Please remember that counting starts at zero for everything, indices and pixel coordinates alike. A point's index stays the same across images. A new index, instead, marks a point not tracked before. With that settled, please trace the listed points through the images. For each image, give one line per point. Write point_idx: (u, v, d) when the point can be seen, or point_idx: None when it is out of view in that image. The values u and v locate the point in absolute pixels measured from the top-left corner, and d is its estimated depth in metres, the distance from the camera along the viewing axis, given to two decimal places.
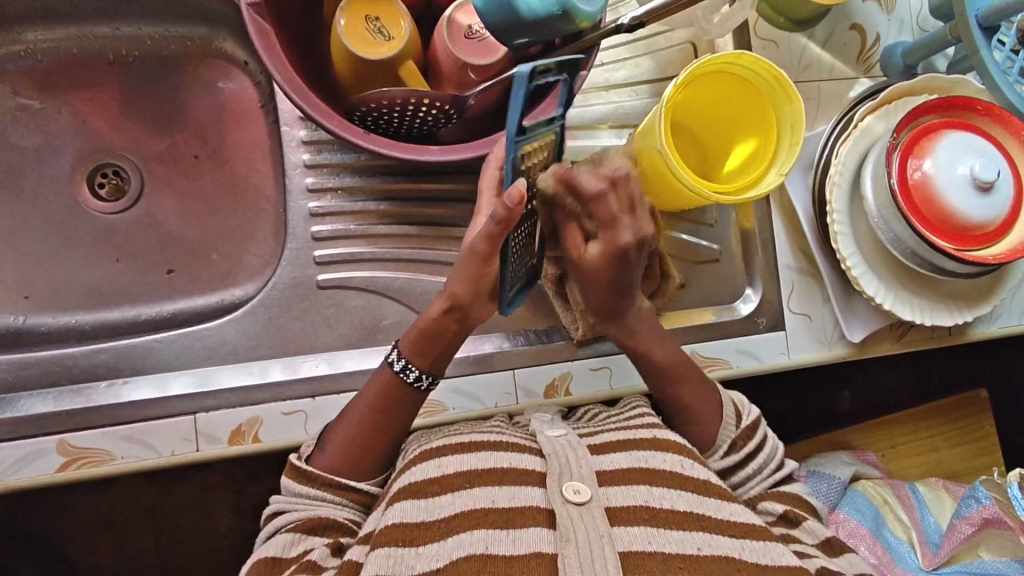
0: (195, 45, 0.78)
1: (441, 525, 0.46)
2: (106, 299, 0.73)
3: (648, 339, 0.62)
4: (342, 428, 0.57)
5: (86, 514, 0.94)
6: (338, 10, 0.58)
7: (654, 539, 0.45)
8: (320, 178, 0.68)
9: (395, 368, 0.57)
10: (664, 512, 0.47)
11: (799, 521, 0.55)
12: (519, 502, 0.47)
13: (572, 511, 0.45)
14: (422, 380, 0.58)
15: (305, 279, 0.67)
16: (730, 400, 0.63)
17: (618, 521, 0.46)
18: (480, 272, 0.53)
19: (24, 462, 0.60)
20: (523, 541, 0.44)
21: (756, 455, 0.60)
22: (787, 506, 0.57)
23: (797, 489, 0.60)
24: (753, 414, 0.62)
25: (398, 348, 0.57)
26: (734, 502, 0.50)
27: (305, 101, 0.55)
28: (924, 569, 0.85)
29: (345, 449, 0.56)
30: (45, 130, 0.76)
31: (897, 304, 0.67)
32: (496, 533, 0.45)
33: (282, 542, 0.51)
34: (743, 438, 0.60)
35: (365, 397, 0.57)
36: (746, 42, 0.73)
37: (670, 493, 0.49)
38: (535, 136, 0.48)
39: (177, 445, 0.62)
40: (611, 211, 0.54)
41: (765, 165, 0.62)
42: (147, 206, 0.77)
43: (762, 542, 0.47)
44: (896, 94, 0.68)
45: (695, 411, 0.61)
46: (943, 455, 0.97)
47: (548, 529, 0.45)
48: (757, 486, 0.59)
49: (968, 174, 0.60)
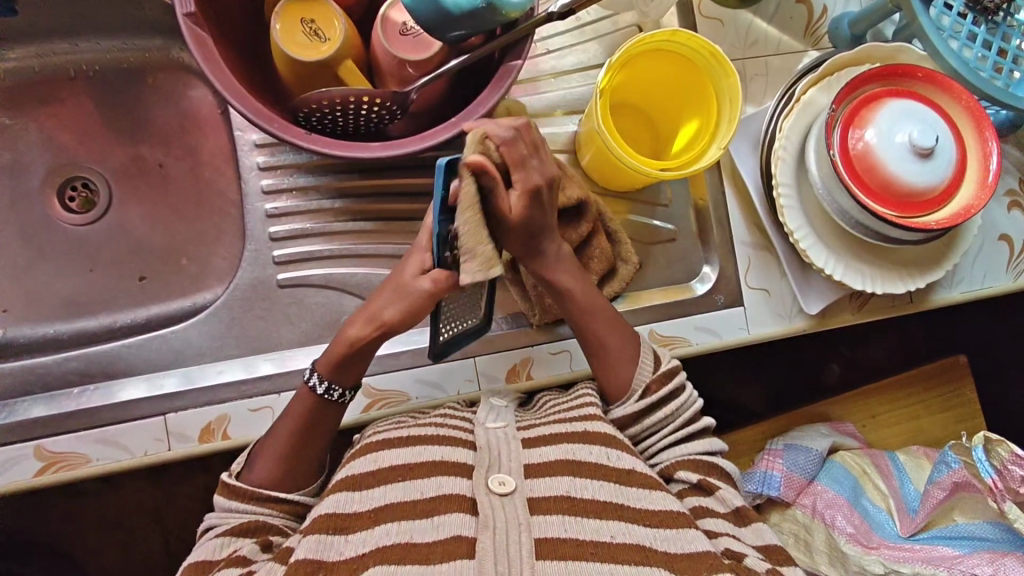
0: (153, 57, 0.79)
1: (373, 514, 0.49)
2: (82, 308, 0.76)
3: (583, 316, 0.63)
4: (267, 448, 0.58)
5: (84, 517, 0.97)
6: (274, 14, 0.60)
7: (570, 526, 0.48)
8: (274, 180, 0.70)
9: (317, 391, 0.59)
10: (584, 502, 0.50)
11: (712, 491, 0.58)
12: (443, 491, 0.50)
13: (495, 501, 0.48)
14: (345, 395, 0.60)
15: (265, 279, 0.69)
16: (646, 347, 0.64)
17: (539, 510, 0.49)
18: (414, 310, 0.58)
19: (2, 468, 0.62)
20: (445, 527, 0.48)
21: (667, 402, 0.61)
22: (699, 473, 0.59)
23: (704, 452, 0.61)
24: (672, 362, 0.64)
25: (315, 370, 0.59)
26: (660, 491, 0.53)
27: (239, 100, 0.56)
28: (902, 536, 0.87)
29: (277, 465, 0.58)
30: (13, 148, 0.78)
31: (847, 275, 0.67)
32: (419, 523, 0.48)
33: (212, 546, 0.53)
34: (656, 382, 0.62)
35: (291, 421, 0.59)
36: (690, 22, 0.74)
37: (593, 484, 0.52)
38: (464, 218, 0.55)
39: (148, 446, 0.63)
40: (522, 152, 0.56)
41: (707, 140, 0.62)
42: (116, 216, 0.79)
43: (674, 530, 0.50)
44: (838, 65, 0.68)
45: (609, 356, 0.63)
46: (924, 423, 0.97)
47: (470, 516, 0.49)
48: (661, 440, 0.61)
49: (907, 141, 0.60)
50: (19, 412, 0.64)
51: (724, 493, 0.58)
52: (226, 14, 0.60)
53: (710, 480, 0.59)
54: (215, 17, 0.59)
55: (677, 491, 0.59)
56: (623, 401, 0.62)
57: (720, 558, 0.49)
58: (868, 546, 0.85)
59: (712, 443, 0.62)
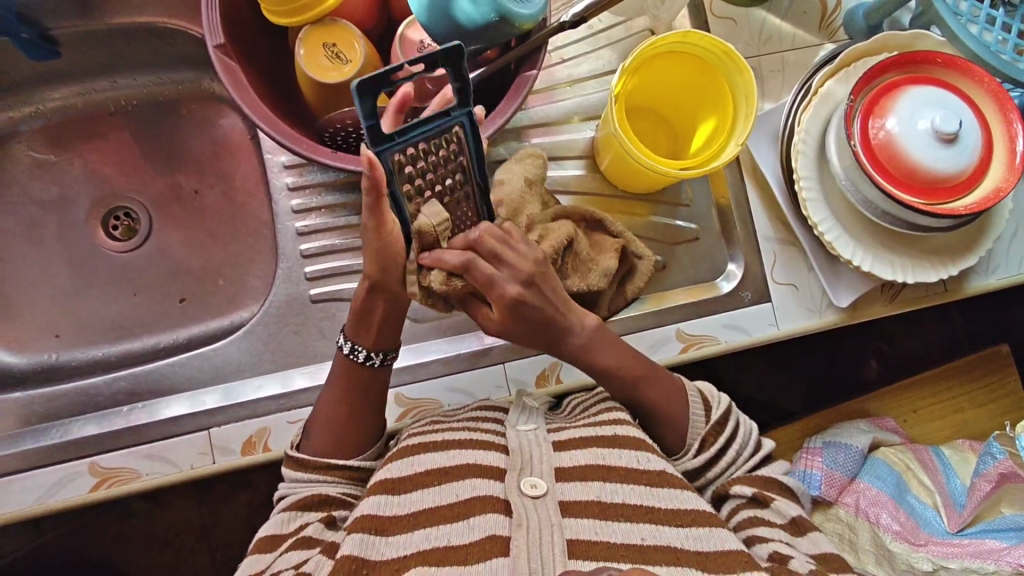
0: (186, 89, 0.83)
1: (411, 518, 0.50)
2: (128, 330, 0.79)
3: (599, 351, 0.61)
4: (319, 417, 0.61)
5: (134, 535, 1.00)
6: (297, 41, 0.62)
7: (600, 530, 0.48)
8: (304, 199, 0.72)
9: (344, 352, 0.60)
10: (614, 505, 0.50)
11: (768, 503, 0.57)
12: (477, 492, 0.51)
13: (527, 503, 0.49)
14: (373, 358, 0.60)
15: (298, 295, 0.71)
16: (697, 391, 0.63)
17: (570, 512, 0.49)
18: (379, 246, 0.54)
19: (59, 485, 0.65)
20: (479, 527, 0.48)
21: (725, 449, 0.60)
22: (756, 486, 0.58)
23: (767, 471, 0.60)
24: (722, 404, 0.62)
25: (344, 332, 0.61)
26: (688, 492, 0.53)
27: (269, 125, 0.58)
28: (949, 531, 0.85)
29: (331, 432, 0.60)
30: (60, 182, 0.82)
31: (876, 265, 0.67)
32: (455, 526, 0.49)
33: (280, 519, 0.55)
34: (712, 434, 0.60)
35: (331, 385, 0.61)
36: (702, 23, 0.75)
37: (623, 488, 0.52)
38: (414, 139, 0.46)
39: (194, 460, 0.66)
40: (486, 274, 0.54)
41: (723, 138, 0.62)
42: (156, 241, 0.83)
43: (705, 530, 0.50)
44: (855, 55, 0.68)
45: (662, 413, 0.61)
46: (968, 415, 0.94)
47: (503, 516, 0.50)
48: (734, 472, 0.60)
49: (929, 127, 0.60)
50: (74, 431, 0.67)
51: (781, 505, 0.57)
52: (252, 42, 0.63)
53: (767, 492, 0.58)
54: (244, 47, 0.62)
55: (734, 507, 0.58)
56: (679, 457, 0.61)
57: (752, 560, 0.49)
58: (916, 543, 0.82)
59: (780, 465, 0.62)
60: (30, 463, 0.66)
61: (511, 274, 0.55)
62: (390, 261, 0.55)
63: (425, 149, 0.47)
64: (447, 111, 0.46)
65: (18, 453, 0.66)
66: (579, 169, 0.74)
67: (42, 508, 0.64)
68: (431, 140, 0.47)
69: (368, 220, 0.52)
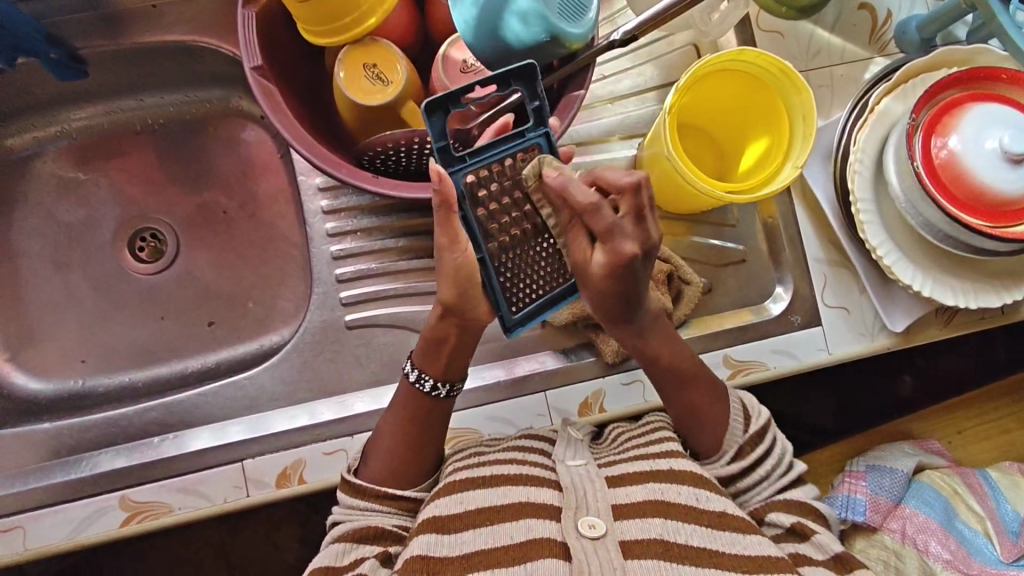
0: (214, 107, 0.82)
1: (463, 560, 0.48)
2: (156, 355, 0.77)
3: (653, 337, 0.59)
4: (379, 443, 0.58)
5: (158, 558, 0.98)
6: (337, 63, 0.60)
7: (666, 573, 0.46)
8: (339, 222, 0.70)
9: (410, 379, 0.58)
10: (679, 546, 0.48)
11: (808, 536, 0.53)
12: (532, 535, 0.49)
13: (586, 545, 0.47)
14: (440, 389, 0.58)
15: (332, 320, 0.69)
16: (738, 400, 0.61)
17: (631, 554, 0.47)
18: (454, 265, 0.50)
19: (89, 520, 0.63)
20: (539, 574, 0.45)
21: (761, 461, 0.58)
22: (794, 516, 0.54)
23: (802, 495, 0.57)
24: (762, 416, 0.60)
25: (412, 359, 0.58)
26: (755, 535, 0.50)
27: (311, 151, 0.56)
28: (1003, 561, 0.82)
29: (387, 461, 0.57)
30: (86, 203, 0.81)
31: (937, 290, 0.64)
32: (512, 570, 0.46)
33: (334, 551, 0.52)
34: (750, 443, 0.58)
35: (392, 411, 0.59)
36: (748, 37, 0.72)
37: (688, 528, 0.49)
38: (491, 158, 0.50)
39: (227, 493, 0.64)
40: (610, 219, 0.47)
41: (780, 158, 0.60)
42: (182, 262, 0.80)
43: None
44: (912, 72, 0.65)
45: (704, 413, 0.60)
46: (1015, 437, 0.91)
47: (563, 562, 0.46)
48: (765, 491, 0.57)
49: (998, 148, 0.57)
50: (104, 463, 0.66)
51: (822, 538, 0.52)
52: (290, 65, 0.62)
53: (807, 524, 0.54)
54: (280, 68, 0.60)
55: (772, 536, 0.54)
56: (713, 460, 0.59)
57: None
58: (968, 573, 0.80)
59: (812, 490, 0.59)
60: (60, 496, 0.64)
61: (637, 233, 0.48)
62: (469, 287, 0.51)
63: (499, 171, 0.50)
64: (521, 133, 0.51)
65: (49, 486, 0.64)
66: None
67: (72, 544, 0.62)
68: (505, 160, 0.50)
69: (441, 238, 0.49)
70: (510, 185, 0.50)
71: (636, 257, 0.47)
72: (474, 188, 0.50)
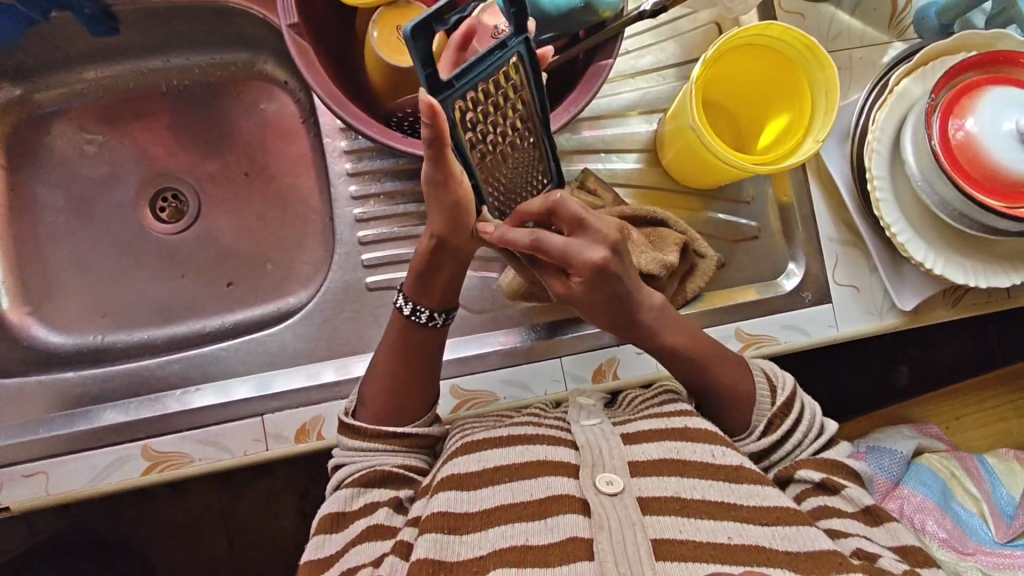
0: (238, 70, 0.82)
1: (484, 514, 0.50)
2: (175, 314, 0.78)
3: (664, 332, 0.60)
4: (373, 378, 0.60)
5: (166, 520, 1.00)
6: (371, 23, 0.61)
7: (684, 527, 0.48)
8: (361, 186, 0.71)
9: (404, 312, 0.59)
10: (696, 502, 0.50)
11: (837, 490, 0.56)
12: (553, 492, 0.51)
13: (605, 501, 0.49)
14: (435, 318, 0.59)
15: (354, 282, 0.70)
16: (760, 371, 0.62)
17: (651, 510, 0.49)
18: (451, 199, 0.51)
19: (112, 468, 0.64)
20: (558, 529, 0.48)
21: (793, 433, 0.59)
22: (823, 472, 0.57)
23: (833, 455, 0.59)
24: (788, 385, 0.62)
25: (404, 293, 0.59)
26: (768, 486, 0.52)
27: (340, 107, 0.57)
28: (998, 542, 0.83)
29: (384, 398, 0.59)
30: (108, 161, 0.81)
31: (948, 269, 0.65)
32: (534, 525, 0.48)
33: (344, 497, 0.55)
34: (778, 416, 0.59)
35: (386, 347, 0.60)
36: (770, 17, 0.73)
37: (702, 484, 0.51)
38: (478, 80, 0.45)
39: (247, 446, 0.65)
40: (561, 245, 0.51)
41: (799, 135, 0.62)
42: (203, 223, 0.81)
43: (793, 528, 0.49)
44: (932, 54, 0.67)
45: (733, 395, 0.61)
46: (1013, 424, 0.92)
47: (582, 517, 0.49)
48: (800, 455, 0.59)
49: (1014, 128, 0.58)
50: (125, 414, 0.67)
51: (852, 493, 0.55)
52: (324, 25, 0.63)
53: (835, 479, 0.56)
54: (313, 28, 0.61)
55: (798, 492, 0.57)
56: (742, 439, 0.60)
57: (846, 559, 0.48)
58: (963, 552, 0.80)
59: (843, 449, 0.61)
60: (83, 443, 0.65)
61: (595, 240, 0.52)
62: (460, 216, 0.52)
63: (484, 91, 0.46)
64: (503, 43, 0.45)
65: (72, 433, 0.66)
66: (638, 162, 0.73)
67: (95, 490, 0.64)
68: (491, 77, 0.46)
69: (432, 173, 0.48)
70: (496, 98, 0.48)
71: (605, 265, 0.52)
72: (461, 111, 0.46)
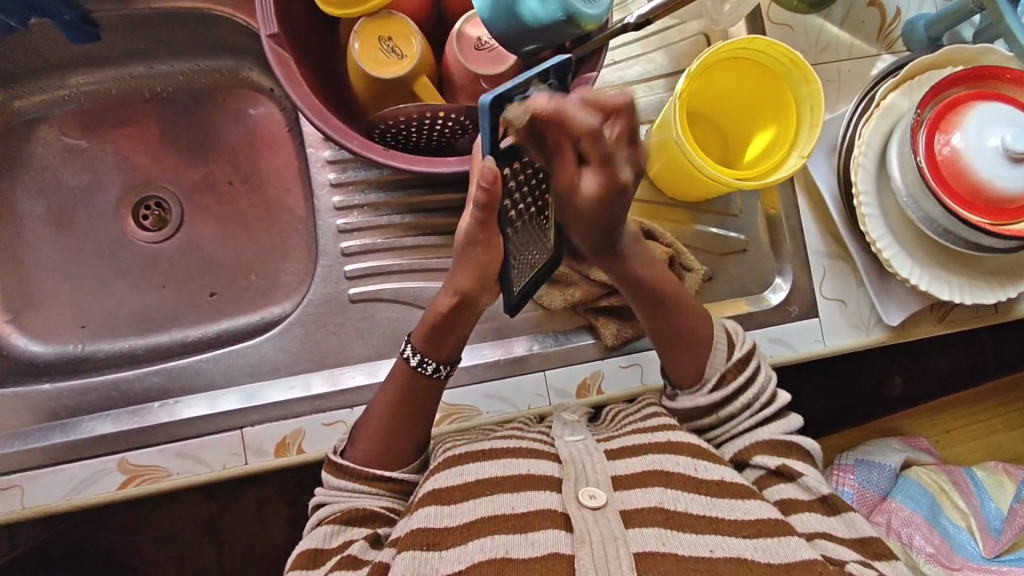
0: (224, 77, 0.82)
1: (464, 529, 0.49)
2: (156, 323, 0.77)
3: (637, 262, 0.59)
4: (371, 421, 0.58)
5: (149, 530, 0.98)
6: (352, 33, 0.60)
7: (667, 540, 0.47)
8: (345, 196, 0.71)
9: (409, 362, 0.58)
10: (678, 515, 0.49)
11: (795, 477, 0.55)
12: (534, 507, 0.50)
13: (586, 514, 0.48)
14: (440, 370, 0.58)
15: (336, 294, 0.69)
16: (723, 328, 0.62)
17: (632, 522, 0.48)
18: (482, 259, 0.52)
19: (89, 481, 0.63)
20: (542, 543, 0.47)
21: (742, 393, 0.60)
22: (780, 456, 0.57)
23: (780, 426, 0.59)
24: (747, 344, 0.62)
25: (412, 342, 0.58)
26: (751, 499, 0.52)
27: (324, 121, 0.56)
28: (985, 557, 0.81)
29: (381, 442, 0.58)
30: (91, 168, 0.81)
31: (934, 285, 0.65)
32: (513, 538, 0.47)
33: (323, 534, 0.54)
34: (732, 371, 0.60)
35: (388, 392, 0.59)
36: (759, 28, 0.73)
37: (685, 496, 0.51)
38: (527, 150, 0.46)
39: (226, 460, 0.64)
40: (608, 145, 0.46)
41: (785, 149, 0.61)
42: (186, 231, 0.81)
43: (776, 539, 0.49)
44: (919, 68, 0.66)
45: (690, 340, 0.61)
46: (1002, 438, 0.91)
47: (564, 532, 0.48)
48: (745, 421, 0.59)
49: (999, 145, 0.57)
50: (101, 427, 0.66)
51: (810, 481, 0.55)
52: (305, 35, 0.62)
53: (791, 465, 0.56)
54: (294, 39, 0.60)
55: (755, 479, 0.57)
56: (693, 391, 0.60)
57: (827, 566, 0.47)
58: (949, 567, 0.79)
59: (795, 420, 0.60)
60: (60, 457, 0.64)
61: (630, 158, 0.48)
62: (488, 278, 0.53)
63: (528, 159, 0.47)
64: None
65: (48, 446, 0.65)
66: None
67: (72, 504, 0.63)
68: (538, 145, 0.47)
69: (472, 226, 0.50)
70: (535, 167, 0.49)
71: (624, 187, 0.48)
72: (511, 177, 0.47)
